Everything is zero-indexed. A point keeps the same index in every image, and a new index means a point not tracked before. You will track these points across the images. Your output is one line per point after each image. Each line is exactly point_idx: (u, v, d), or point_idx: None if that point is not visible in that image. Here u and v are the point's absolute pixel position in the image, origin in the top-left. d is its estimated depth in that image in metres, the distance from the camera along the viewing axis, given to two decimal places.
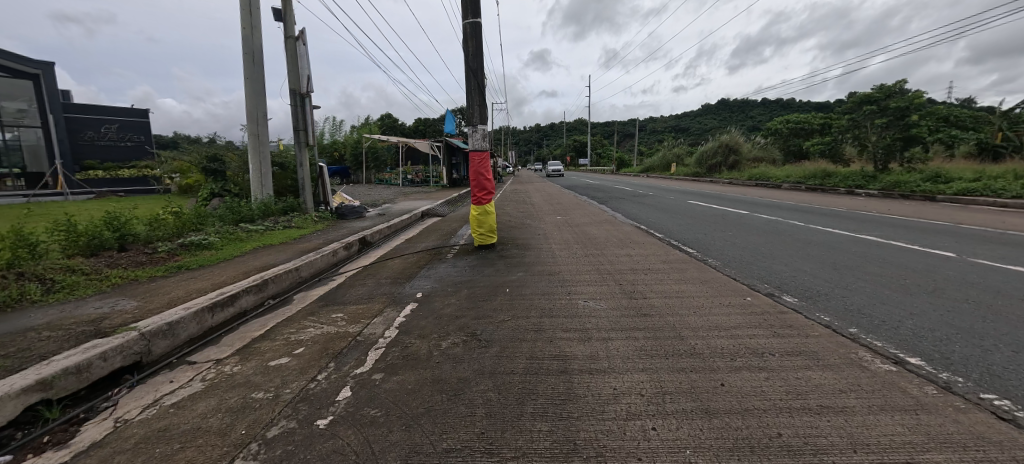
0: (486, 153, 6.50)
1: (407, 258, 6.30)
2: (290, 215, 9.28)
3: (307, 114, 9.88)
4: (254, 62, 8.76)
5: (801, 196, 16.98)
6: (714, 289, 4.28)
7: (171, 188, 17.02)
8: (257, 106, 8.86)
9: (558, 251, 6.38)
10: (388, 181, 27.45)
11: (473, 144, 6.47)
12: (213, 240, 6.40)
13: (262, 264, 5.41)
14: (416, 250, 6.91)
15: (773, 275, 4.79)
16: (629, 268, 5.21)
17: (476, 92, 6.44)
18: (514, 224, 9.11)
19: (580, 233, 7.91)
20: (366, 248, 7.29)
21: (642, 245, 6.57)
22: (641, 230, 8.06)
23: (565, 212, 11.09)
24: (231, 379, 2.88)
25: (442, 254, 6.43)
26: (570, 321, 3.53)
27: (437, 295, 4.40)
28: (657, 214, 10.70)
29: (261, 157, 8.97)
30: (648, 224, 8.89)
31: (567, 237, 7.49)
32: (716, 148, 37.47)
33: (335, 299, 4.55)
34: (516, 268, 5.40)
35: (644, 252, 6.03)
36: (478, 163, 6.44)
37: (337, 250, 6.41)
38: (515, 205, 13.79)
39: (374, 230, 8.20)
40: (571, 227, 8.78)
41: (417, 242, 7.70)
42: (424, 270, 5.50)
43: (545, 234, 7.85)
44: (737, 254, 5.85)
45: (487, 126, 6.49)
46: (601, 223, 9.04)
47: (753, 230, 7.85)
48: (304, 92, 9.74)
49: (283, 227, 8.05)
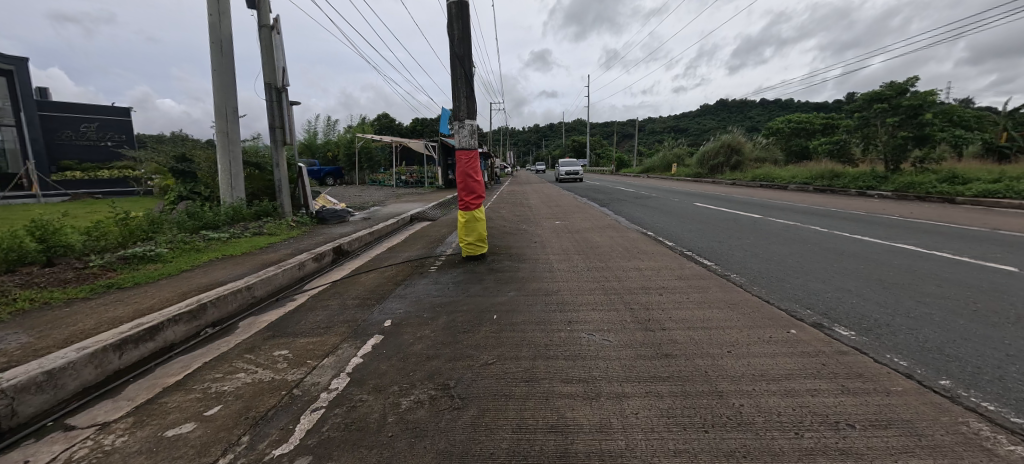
0: (476, 152, 5.73)
1: (384, 272, 5.49)
2: (263, 219, 8.49)
3: (284, 110, 9.07)
4: (222, 52, 7.96)
5: (808, 197, 16.38)
6: (749, 318, 3.48)
7: (152, 190, 16.24)
8: (227, 100, 8.07)
9: (557, 263, 5.59)
10: (382, 182, 26.70)
11: (461, 142, 5.68)
12: (163, 251, 5.61)
13: (211, 282, 4.61)
14: (396, 262, 6.11)
15: (812, 295, 4.02)
16: (640, 286, 4.43)
17: (463, 82, 5.65)
18: (508, 230, 8.32)
19: (581, 241, 7.11)
20: (342, 259, 6.50)
21: (653, 256, 5.78)
22: (649, 237, 7.27)
23: (564, 216, 10.30)
24: (104, 461, 2.05)
25: (424, 268, 5.62)
26: (572, 367, 2.72)
27: (409, 325, 3.60)
28: (663, 218, 9.91)
29: (231, 157, 8.17)
30: (656, 229, 8.10)
31: (566, 246, 6.69)
32: (718, 148, 36.64)
33: (287, 328, 3.73)
34: (507, 287, 4.59)
35: (656, 266, 5.24)
36: (466, 163, 5.66)
37: (304, 262, 5.62)
38: (511, 207, 13.04)
39: (354, 237, 7.41)
40: (570, 233, 7.99)
41: (400, 251, 6.90)
42: (399, 289, 4.70)
43: (542, 242, 7.04)
44: (761, 267, 5.08)
45: (475, 121, 5.70)
46: (604, 229, 8.25)
47: (773, 237, 7.08)
48: (280, 86, 8.94)
49: (251, 234, 7.25)
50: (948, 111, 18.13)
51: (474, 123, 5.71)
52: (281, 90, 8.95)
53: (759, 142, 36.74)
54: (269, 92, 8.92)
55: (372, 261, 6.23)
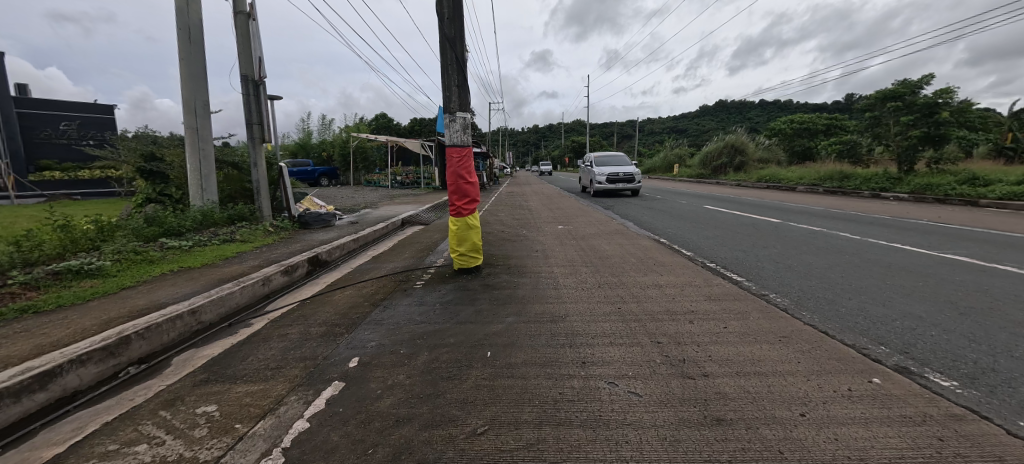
0: (471, 151, 4.98)
1: (363, 289, 4.72)
2: (237, 224, 7.72)
3: (262, 105, 8.31)
4: (191, 40, 7.21)
5: (820, 199, 15.67)
6: (811, 358, 2.74)
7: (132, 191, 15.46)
8: (196, 93, 7.33)
9: (563, 279, 4.81)
10: (377, 182, 25.95)
11: (452, 138, 4.92)
12: (106, 264, 4.84)
13: (150, 304, 3.85)
14: (378, 275, 5.33)
15: (878, 325, 3.27)
16: (666, 312, 3.66)
17: (454, 69, 4.89)
18: (506, 237, 7.54)
19: (588, 250, 6.34)
20: (318, 271, 5.72)
21: (673, 269, 5.03)
22: (663, 245, 6.54)
23: (567, 220, 9.54)
24: None
25: (409, 283, 4.85)
26: (591, 442, 1.95)
27: (381, 366, 2.84)
28: (674, 222, 9.18)
29: (201, 156, 7.41)
30: (669, 236, 7.36)
31: (572, 256, 5.92)
32: (722, 148, 35.69)
33: (228, 369, 2.97)
34: (505, 310, 3.82)
35: (680, 284, 4.47)
36: (458, 163, 4.91)
37: (271, 276, 4.85)
38: (510, 210, 12.32)
39: (334, 245, 6.65)
40: (575, 240, 7.24)
41: (385, 262, 6.12)
42: (376, 313, 3.92)
43: (544, 252, 6.26)
44: (802, 285, 4.35)
45: (468, 114, 4.95)
46: (612, 236, 7.49)
47: (801, 245, 6.34)
48: (257, 79, 8.18)
49: (220, 242, 6.48)
50: (965, 110, 17.36)
51: (467, 116, 4.96)
52: (259, 82, 8.20)
53: (763, 142, 35.90)
54: (245, 84, 8.16)
55: (351, 275, 5.46)
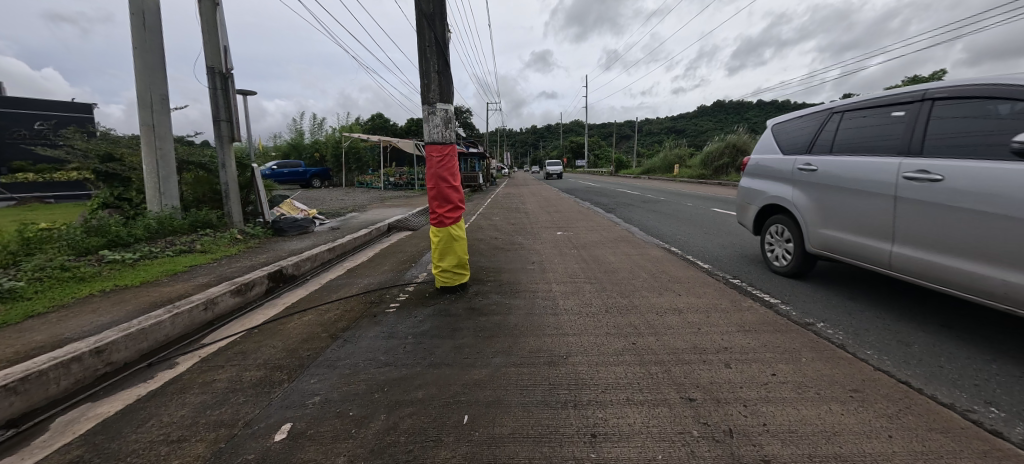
0: (456, 149, 4.24)
1: (325, 315, 3.94)
2: (201, 232, 6.96)
3: (231, 99, 7.52)
4: (146, 27, 6.46)
5: None
6: (907, 431, 1.99)
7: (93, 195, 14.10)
8: (152, 86, 6.57)
9: (564, 300, 4.06)
10: (370, 184, 25.21)
11: (432, 135, 4.16)
12: (19, 285, 4.08)
13: (48, 340, 3.08)
14: (348, 295, 4.56)
15: (969, 372, 2.54)
16: (694, 351, 2.90)
17: (433, 51, 4.13)
18: (499, 247, 6.77)
19: (591, 262, 5.60)
20: (280, 289, 4.95)
21: (693, 288, 4.28)
22: (676, 255, 5.79)
23: (567, 226, 8.77)
24: None
25: (381, 307, 4.08)
26: None
27: (316, 439, 2.07)
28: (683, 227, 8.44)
29: (158, 156, 6.64)
30: (681, 244, 6.62)
31: (575, 270, 5.17)
32: (724, 148, 35.04)
33: (115, 439, 2.21)
34: (491, 347, 3.06)
35: (704, 309, 3.72)
36: (440, 164, 4.15)
37: (217, 297, 4.08)
38: (506, 213, 11.59)
39: (305, 256, 5.88)
40: (576, 249, 6.50)
41: (360, 277, 5.34)
42: (331, 350, 3.14)
43: (541, 264, 5.50)
44: (849, 309, 3.63)
45: (450, 106, 4.20)
46: (617, 244, 6.74)
47: None
48: (224, 71, 7.40)
49: (173, 254, 5.72)
50: None
51: (450, 108, 4.21)
52: (226, 75, 7.42)
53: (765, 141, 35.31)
54: (210, 77, 7.36)
55: (318, 294, 4.68)
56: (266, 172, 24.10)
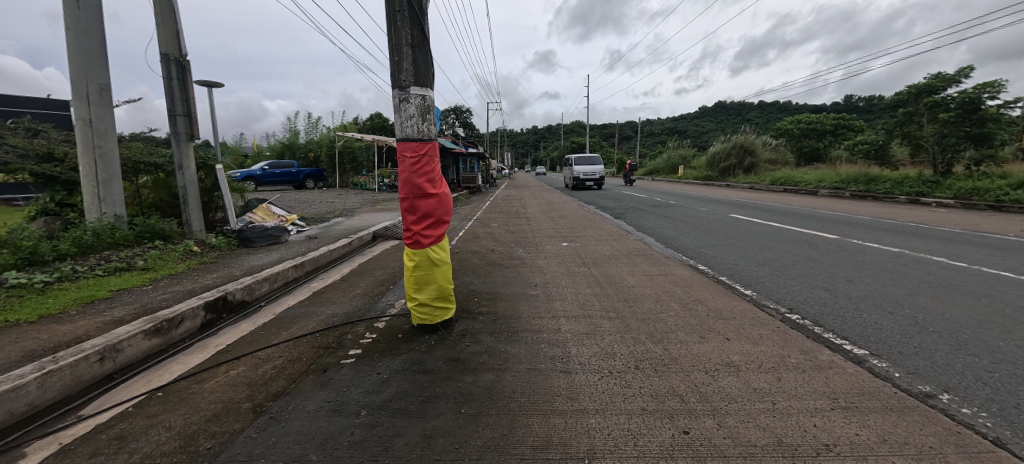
0: (437, 148, 3.27)
1: (259, 368, 2.96)
2: (150, 244, 5.98)
3: (188, 91, 6.54)
4: (80, 5, 5.53)
5: (855, 206, 13.95)
6: None
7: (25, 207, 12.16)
8: (89, 74, 5.63)
9: (578, 348, 3.06)
10: (364, 185, 24.20)
11: (405, 129, 3.17)
12: None
13: None
14: (300, 334, 3.57)
15: None
16: (784, 453, 1.89)
17: (406, 17, 3.13)
18: (496, 263, 5.75)
19: (606, 285, 4.60)
20: (221, 323, 3.98)
21: (744, 330, 3.29)
22: (709, 277, 4.80)
23: (573, 236, 7.76)
24: None
25: (337, 355, 3.09)
26: None
27: None
28: (705, 238, 7.44)
29: (97, 156, 5.70)
30: (709, 261, 5.62)
31: (588, 298, 4.17)
32: (731, 148, 33.87)
33: None
34: (476, 440, 2.05)
35: (771, 367, 2.71)
36: (416, 167, 3.17)
37: (121, 342, 3.10)
38: (506, 219, 10.59)
39: (262, 277, 4.90)
40: (586, 266, 5.50)
41: (323, 304, 4.36)
42: (243, 439, 2.15)
43: (546, 289, 4.50)
44: (971, 368, 2.65)
45: (429, 91, 3.21)
46: (633, 260, 5.74)
47: (900, 278, 4.60)
48: (179, 57, 6.43)
49: (100, 276, 4.74)
50: (1011, 105, 15.66)
51: (428, 95, 3.21)
52: (182, 62, 6.45)
53: (773, 142, 34.18)
54: (164, 65, 6.38)
55: (263, 331, 3.70)
56: (256, 173, 23.15)
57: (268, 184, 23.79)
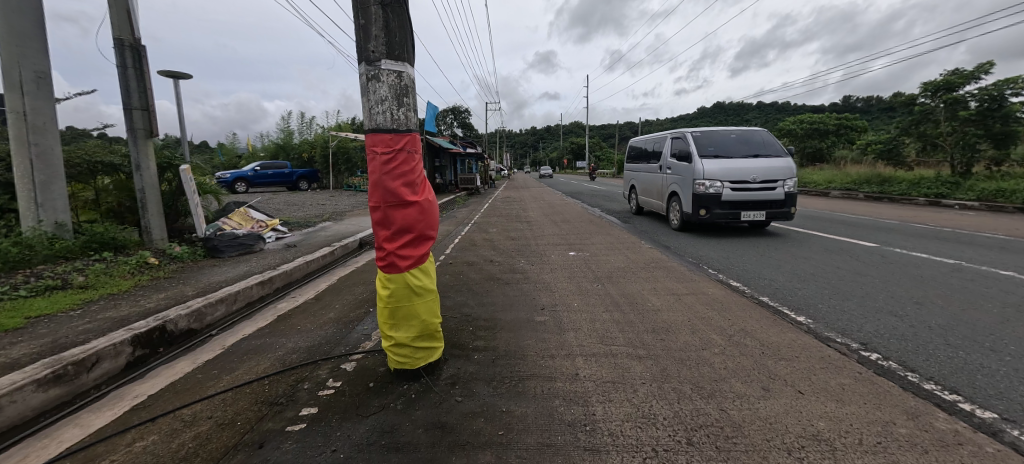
0: (418, 141, 2.50)
1: (175, 438, 2.18)
2: (97, 256, 5.21)
3: (144, 80, 5.78)
4: None
5: (875, 208, 13.21)
6: None
7: None
8: (22, 60, 4.85)
9: (605, 409, 2.28)
10: (358, 186, 23.39)
11: (374, 116, 2.39)
12: None
13: None
14: (246, 381, 2.78)
15: None
16: None
17: None
18: (494, 278, 4.96)
19: (628, 308, 3.82)
20: (155, 361, 3.21)
21: (819, 380, 2.52)
22: (748, 298, 4.04)
23: (581, 244, 6.98)
24: None
25: (283, 418, 2.31)
26: None
27: None
28: (728, 245, 6.68)
29: (34, 154, 4.94)
30: (742, 275, 4.86)
31: (608, 328, 3.39)
32: None
33: None
34: None
35: (878, 444, 1.94)
36: (391, 166, 2.40)
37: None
38: (505, 224, 9.81)
39: (219, 298, 4.12)
40: (600, 282, 4.73)
41: (285, 334, 3.58)
42: None
43: (556, 313, 3.73)
44: None
45: (407, 66, 2.44)
46: (653, 274, 4.97)
47: (981, 300, 3.83)
48: (133, 41, 5.65)
49: (20, 299, 3.95)
50: None
51: (405, 73, 2.44)
52: (136, 48, 5.68)
53: None
54: (116, 51, 5.60)
55: (200, 376, 2.91)
56: (247, 173, 22.40)
57: (260, 184, 23.02)
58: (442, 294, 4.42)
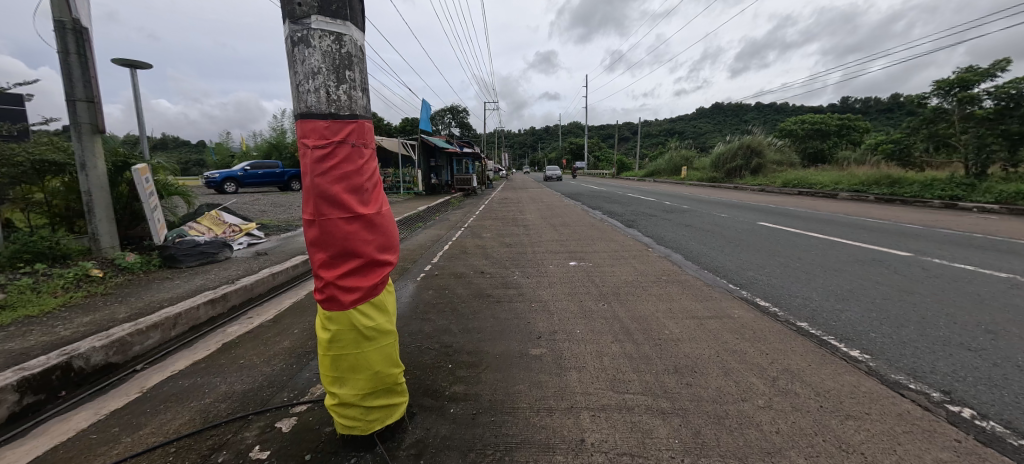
0: (368, 132, 1.83)
1: None
2: (29, 268, 4.54)
3: (89, 68, 5.13)
4: None
5: (889, 211, 12.55)
6: None
7: None
8: None
9: None
10: None
11: (303, 96, 1.72)
12: None
13: None
14: (147, 447, 2.11)
15: None
16: None
17: None
18: (483, 295, 4.29)
19: (642, 336, 3.15)
20: (48, 410, 2.54)
21: (911, 455, 1.85)
22: (783, 324, 3.38)
23: (582, 252, 6.32)
24: None
25: None
26: None
27: None
28: (745, 254, 6.03)
29: None
30: (768, 293, 4.21)
31: (619, 367, 2.72)
32: (737, 149, 32.31)
33: None
34: None
35: None
36: (328, 165, 1.73)
37: None
38: (500, 228, 9.16)
39: (154, 322, 3.45)
40: (605, 300, 4.06)
41: (222, 371, 2.92)
42: None
43: (553, 344, 3.07)
44: None
45: (351, 28, 1.77)
46: (667, 290, 4.31)
47: None
48: (75, 23, 5.00)
49: None
50: None
51: (348, 37, 1.77)
52: (78, 31, 5.03)
53: (779, 142, 32.72)
54: (56, 35, 4.95)
55: (94, 437, 2.24)
56: (237, 173, 21.56)
57: (251, 184, 22.22)
58: (420, 317, 3.75)
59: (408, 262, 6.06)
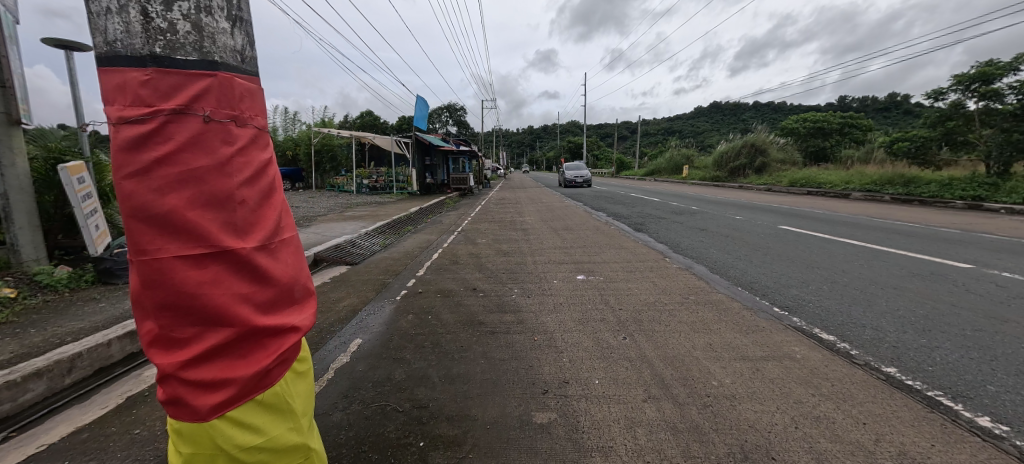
0: (242, 96, 1.01)
1: None
2: None
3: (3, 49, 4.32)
4: None
5: (910, 212, 11.82)
6: None
7: None
8: None
9: None
10: (342, 187, 21.71)
11: (101, 20, 0.93)
12: None
13: None
14: None
15: None
16: None
17: None
18: (474, 323, 3.46)
19: (684, 392, 2.34)
20: None
21: None
22: (864, 372, 2.56)
23: (590, 263, 5.50)
24: None
25: None
26: None
27: None
28: (779, 265, 5.21)
29: None
30: (825, 321, 3.40)
31: (662, 449, 1.89)
32: (741, 147, 31.61)
33: None
34: None
35: None
36: (157, 154, 0.90)
37: None
38: (497, 232, 8.37)
39: (36, 369, 2.58)
40: (625, 330, 3.24)
41: (104, 450, 2.07)
42: None
43: (566, 405, 2.25)
44: None
45: None
46: (700, 317, 3.50)
47: None
48: None
49: None
50: None
51: None
52: None
53: (783, 141, 32.02)
54: None
55: None
56: None
57: None
58: (392, 356, 2.92)
59: (390, 275, 5.23)
